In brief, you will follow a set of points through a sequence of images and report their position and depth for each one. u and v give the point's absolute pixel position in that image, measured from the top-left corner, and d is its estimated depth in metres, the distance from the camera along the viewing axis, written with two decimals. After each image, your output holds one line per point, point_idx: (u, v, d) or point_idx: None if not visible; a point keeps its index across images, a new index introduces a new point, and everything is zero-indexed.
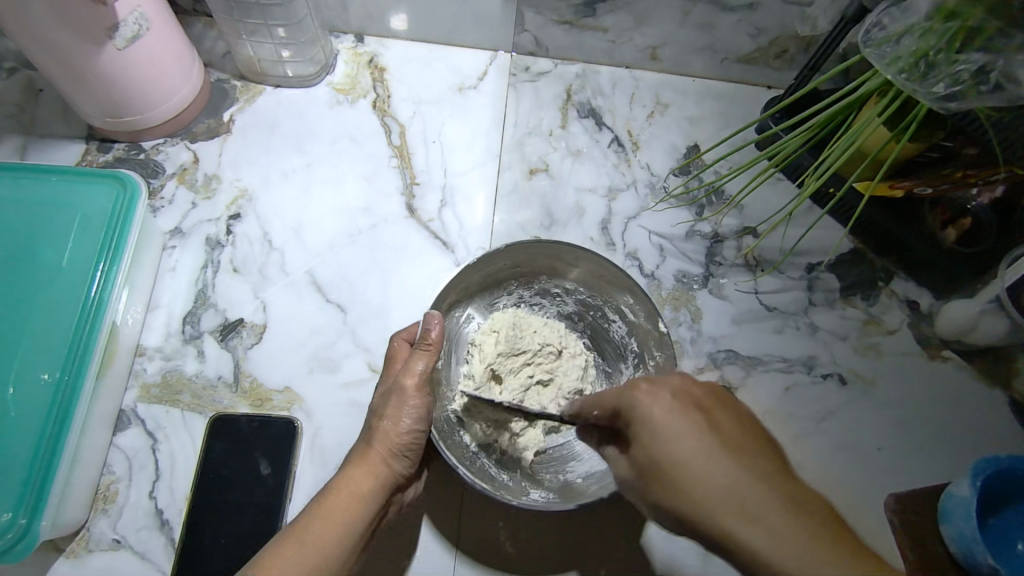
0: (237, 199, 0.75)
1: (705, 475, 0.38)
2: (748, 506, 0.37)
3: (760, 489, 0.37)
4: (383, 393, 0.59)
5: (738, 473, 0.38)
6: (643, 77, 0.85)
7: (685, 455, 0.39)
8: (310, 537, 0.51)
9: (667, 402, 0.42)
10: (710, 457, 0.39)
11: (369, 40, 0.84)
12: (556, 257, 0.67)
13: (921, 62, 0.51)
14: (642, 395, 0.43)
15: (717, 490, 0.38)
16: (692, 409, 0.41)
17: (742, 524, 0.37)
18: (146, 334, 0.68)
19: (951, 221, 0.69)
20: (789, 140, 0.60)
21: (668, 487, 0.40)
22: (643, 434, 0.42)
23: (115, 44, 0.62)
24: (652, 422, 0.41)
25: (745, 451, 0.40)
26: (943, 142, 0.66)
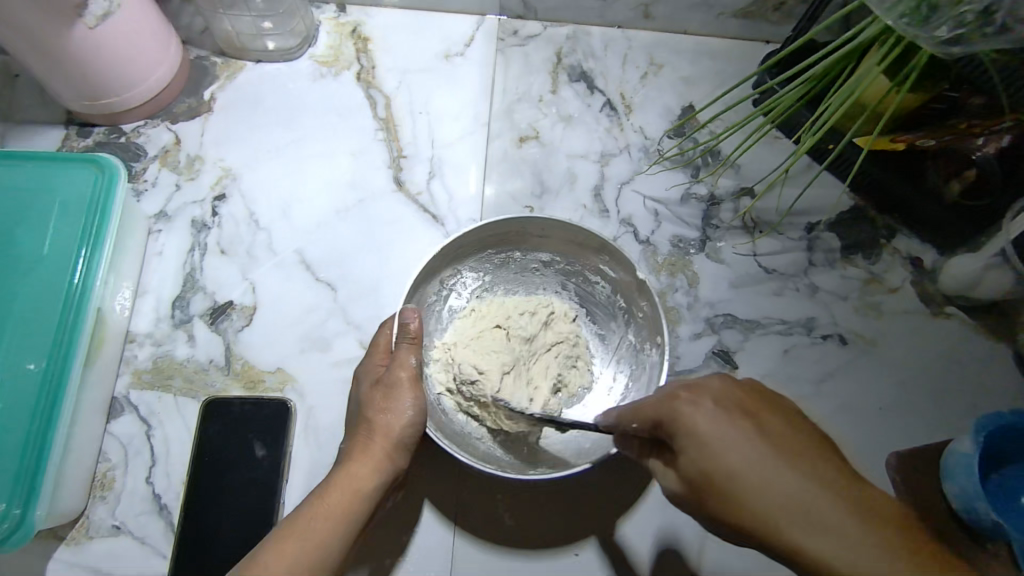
0: (221, 179, 0.73)
1: (756, 479, 0.39)
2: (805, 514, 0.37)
3: (832, 500, 0.37)
4: (371, 384, 0.58)
5: (804, 484, 0.38)
6: (635, 36, 0.82)
7: (738, 459, 0.39)
8: (306, 528, 0.50)
9: (710, 410, 0.42)
10: (771, 464, 0.39)
11: (351, 9, 0.81)
12: (522, 230, 0.65)
13: (923, 5, 0.48)
14: (685, 405, 0.43)
15: (770, 500, 0.38)
16: (738, 414, 0.41)
17: (804, 532, 0.37)
18: (135, 320, 0.67)
19: (956, 175, 0.66)
20: (786, 94, 0.58)
21: (721, 485, 0.40)
22: (687, 425, 0.42)
23: (84, 23, 0.60)
24: (694, 423, 0.42)
25: (798, 451, 0.39)
26: (948, 91, 0.63)
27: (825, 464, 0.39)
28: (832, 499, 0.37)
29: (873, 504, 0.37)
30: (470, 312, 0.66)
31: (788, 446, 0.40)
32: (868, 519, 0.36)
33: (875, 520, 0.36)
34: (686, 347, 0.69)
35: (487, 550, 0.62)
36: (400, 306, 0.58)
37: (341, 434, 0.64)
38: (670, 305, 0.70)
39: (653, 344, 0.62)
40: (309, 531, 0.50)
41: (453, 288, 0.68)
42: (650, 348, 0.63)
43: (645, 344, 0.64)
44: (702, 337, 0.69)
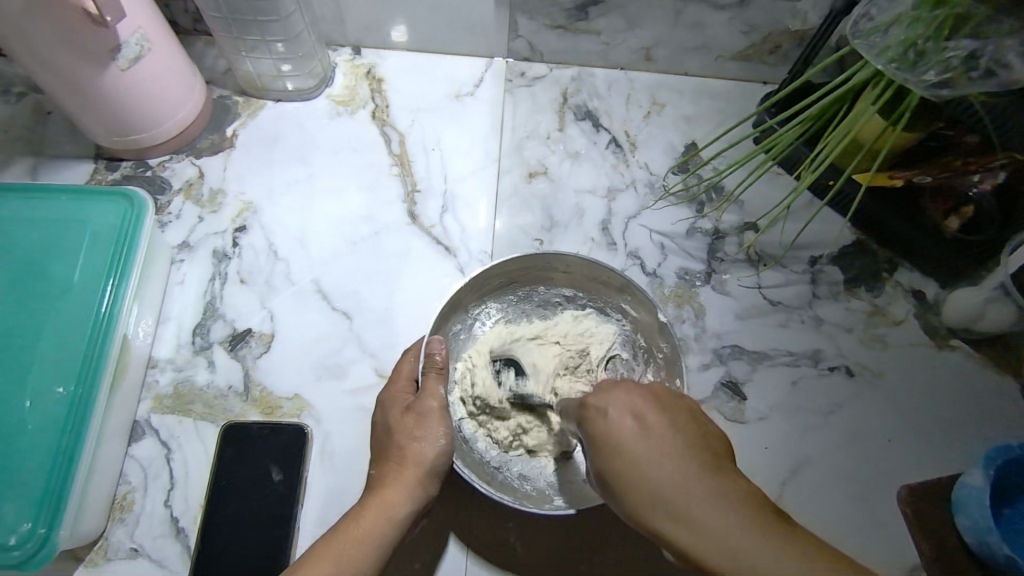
0: (242, 212, 0.76)
1: (639, 456, 0.41)
2: (681, 496, 0.39)
3: (698, 481, 0.39)
4: (401, 411, 0.59)
5: (679, 471, 0.40)
6: (639, 77, 0.85)
7: (617, 441, 0.43)
8: (338, 550, 0.52)
9: (620, 408, 0.45)
10: (651, 448, 0.41)
11: (366, 51, 0.85)
12: (549, 264, 0.67)
13: (911, 51, 0.51)
14: (592, 412, 0.46)
15: (631, 463, 0.41)
16: (629, 409, 0.44)
17: (695, 509, 0.38)
18: (156, 346, 0.69)
19: (953, 210, 0.68)
20: (786, 133, 0.61)
21: (611, 465, 0.43)
22: (597, 425, 0.45)
23: (118, 65, 0.64)
24: (601, 426, 0.44)
25: (679, 440, 0.41)
26: (943, 130, 0.66)
27: (702, 454, 0.41)
28: (710, 471, 0.39)
29: (746, 498, 0.38)
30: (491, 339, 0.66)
31: (673, 433, 0.42)
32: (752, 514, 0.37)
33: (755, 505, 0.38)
34: (694, 378, 0.70)
35: None
36: (426, 337, 0.60)
37: (354, 460, 0.65)
38: (678, 335, 0.71)
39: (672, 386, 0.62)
40: (335, 554, 0.52)
41: (478, 313, 0.69)
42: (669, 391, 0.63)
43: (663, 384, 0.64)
44: (710, 367, 0.70)
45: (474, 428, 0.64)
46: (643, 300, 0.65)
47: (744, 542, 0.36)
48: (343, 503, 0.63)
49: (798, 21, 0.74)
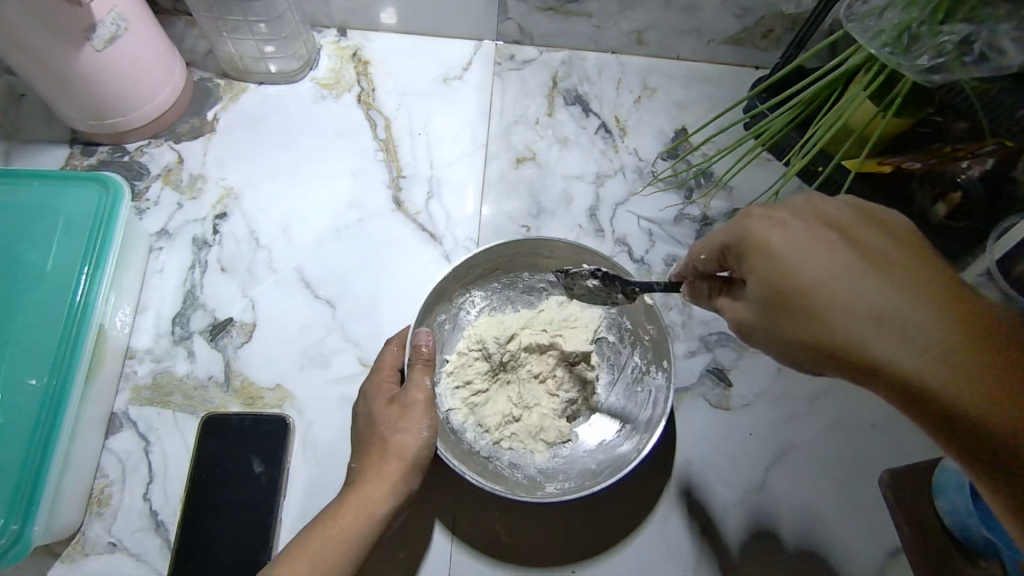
0: (223, 198, 0.74)
1: (836, 289, 0.37)
2: (907, 322, 0.35)
3: (922, 303, 0.36)
4: (386, 402, 0.58)
5: (904, 293, 0.36)
6: (629, 62, 0.84)
7: (809, 272, 0.38)
8: (316, 549, 0.51)
9: (792, 226, 0.39)
10: (853, 269, 0.37)
11: (352, 34, 0.83)
12: (533, 250, 0.67)
13: (904, 35, 0.50)
14: (762, 223, 0.40)
15: (826, 292, 0.37)
16: (821, 229, 0.39)
17: (907, 340, 0.35)
18: (135, 336, 0.68)
19: (941, 196, 0.67)
20: (774, 120, 0.62)
21: (788, 295, 0.38)
22: (757, 240, 0.40)
23: (93, 45, 0.62)
24: (775, 247, 0.39)
25: (875, 265, 0.37)
26: (933, 116, 0.65)
27: (922, 278, 0.37)
28: (926, 295, 0.36)
29: (979, 322, 0.35)
30: (475, 328, 0.66)
31: (869, 261, 0.37)
32: (981, 339, 0.35)
33: (975, 330, 0.35)
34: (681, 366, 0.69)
35: (483, 570, 0.61)
36: (412, 329, 0.60)
37: (338, 451, 0.64)
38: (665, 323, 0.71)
39: (660, 366, 0.63)
40: (307, 555, 0.50)
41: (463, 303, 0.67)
42: (657, 372, 0.63)
43: (651, 366, 0.64)
44: (697, 355, 0.70)
45: (462, 419, 0.63)
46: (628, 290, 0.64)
47: (976, 371, 0.34)
48: (325, 494, 0.63)
49: (791, 5, 0.73)
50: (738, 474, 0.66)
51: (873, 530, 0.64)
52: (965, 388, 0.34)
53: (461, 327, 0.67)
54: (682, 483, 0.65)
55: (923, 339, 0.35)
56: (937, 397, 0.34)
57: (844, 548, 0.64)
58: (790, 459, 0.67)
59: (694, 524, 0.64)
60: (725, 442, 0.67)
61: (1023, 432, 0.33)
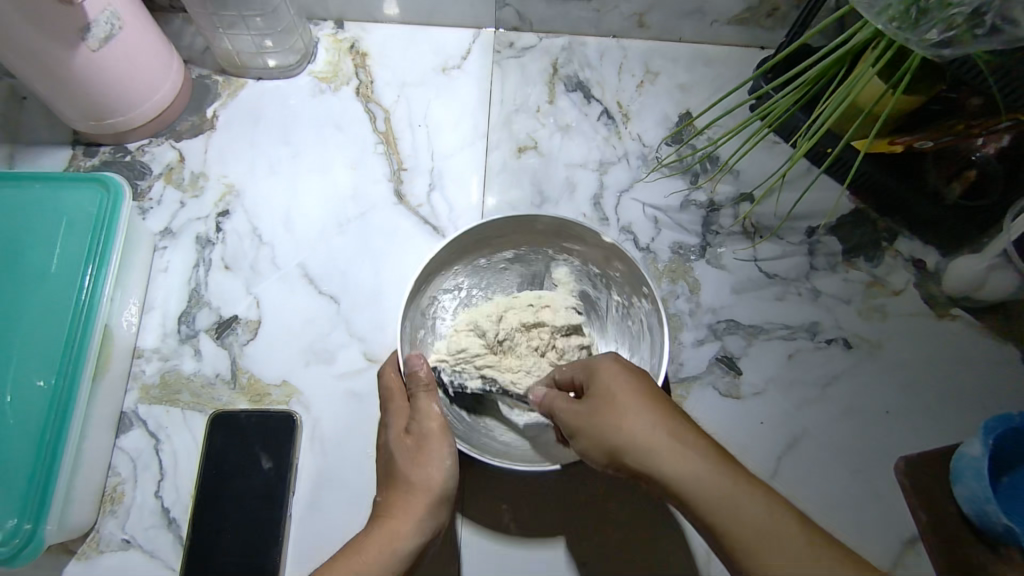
0: (224, 195, 0.74)
1: (640, 418, 0.46)
2: (655, 454, 0.44)
3: (677, 445, 0.44)
4: (401, 433, 0.59)
5: (676, 448, 0.44)
6: (631, 45, 0.82)
7: (626, 398, 0.47)
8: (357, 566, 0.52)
9: (620, 374, 0.49)
10: (638, 408, 0.46)
11: (349, 25, 0.82)
12: (528, 230, 0.65)
13: (913, 9, 0.48)
14: (605, 372, 0.50)
15: (636, 432, 0.45)
16: (638, 383, 0.49)
17: (672, 454, 0.44)
18: (141, 336, 0.68)
19: (956, 175, 0.66)
20: (779, 100, 0.58)
21: (605, 417, 0.47)
22: (598, 380, 0.50)
23: (88, 45, 0.61)
24: (609, 379, 0.49)
25: (669, 428, 0.45)
26: (946, 92, 0.63)
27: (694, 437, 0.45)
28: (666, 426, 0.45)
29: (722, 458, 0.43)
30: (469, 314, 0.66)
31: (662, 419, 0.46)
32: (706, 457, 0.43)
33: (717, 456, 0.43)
34: (689, 354, 0.69)
35: (494, 561, 0.61)
36: (406, 355, 0.59)
37: (345, 446, 0.64)
38: (672, 311, 0.70)
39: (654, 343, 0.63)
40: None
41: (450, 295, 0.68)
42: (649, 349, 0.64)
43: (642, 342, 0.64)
44: (705, 342, 0.69)
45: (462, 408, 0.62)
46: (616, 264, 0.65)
47: (730, 485, 0.42)
48: (334, 489, 0.63)
49: None
50: (748, 462, 0.65)
51: (886, 515, 0.64)
52: (731, 506, 0.41)
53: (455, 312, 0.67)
54: None
55: (685, 466, 0.43)
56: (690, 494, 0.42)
57: (857, 535, 0.63)
58: (800, 446, 0.66)
59: None
60: (735, 430, 0.66)
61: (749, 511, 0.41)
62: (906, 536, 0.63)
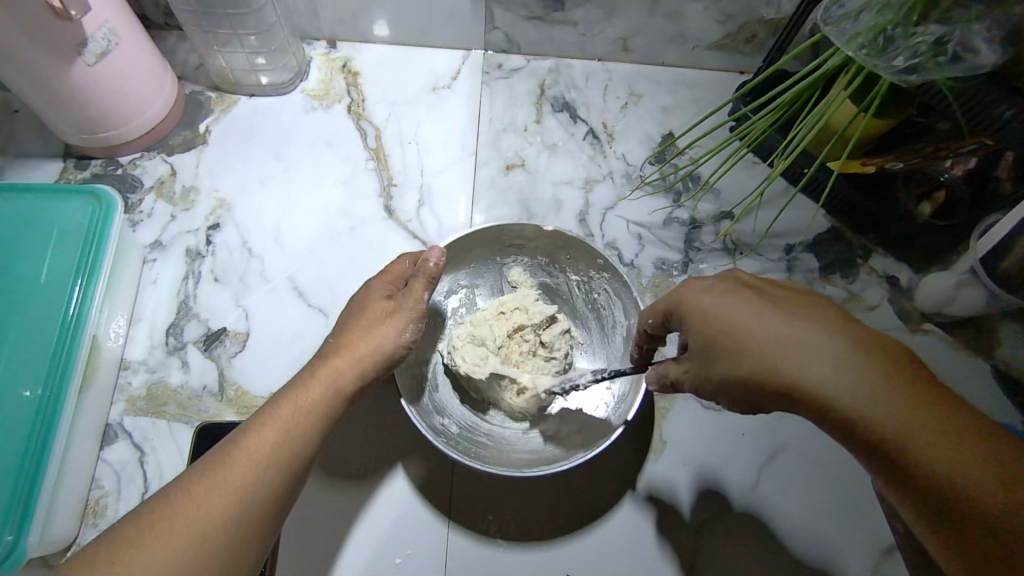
0: (215, 209, 0.75)
1: (770, 335, 0.44)
2: (796, 368, 0.42)
3: (819, 350, 0.42)
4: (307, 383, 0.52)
5: (817, 353, 0.42)
6: (616, 68, 0.85)
7: (756, 321, 0.44)
8: (243, 458, 0.46)
9: (720, 290, 0.47)
10: (767, 319, 0.44)
11: (342, 45, 0.85)
12: (502, 238, 0.68)
13: (880, 38, 0.51)
14: (695, 292, 0.48)
15: (766, 342, 0.44)
16: (752, 294, 0.46)
17: (814, 366, 0.42)
18: (129, 348, 0.68)
19: (927, 196, 0.68)
20: (757, 122, 0.61)
21: (728, 337, 0.45)
22: (694, 301, 0.48)
23: (85, 60, 0.62)
24: (708, 304, 0.47)
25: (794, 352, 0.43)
26: (916, 116, 0.66)
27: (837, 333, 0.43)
28: (798, 335, 0.43)
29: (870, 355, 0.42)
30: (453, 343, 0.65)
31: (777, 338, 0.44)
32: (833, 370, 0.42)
33: (878, 359, 0.41)
34: None
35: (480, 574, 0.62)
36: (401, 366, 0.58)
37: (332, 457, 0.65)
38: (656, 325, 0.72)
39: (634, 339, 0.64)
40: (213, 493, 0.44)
41: (437, 343, 0.68)
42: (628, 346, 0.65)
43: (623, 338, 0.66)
44: None
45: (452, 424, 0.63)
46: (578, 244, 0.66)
47: (878, 392, 0.40)
48: (321, 501, 0.63)
49: (771, 10, 0.74)
50: (730, 472, 0.66)
51: (865, 526, 0.65)
52: (906, 413, 0.40)
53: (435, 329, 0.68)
54: (674, 482, 0.65)
55: (827, 377, 0.41)
56: (840, 409, 0.41)
57: (836, 544, 0.64)
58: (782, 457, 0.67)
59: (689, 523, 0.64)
60: (717, 441, 0.67)
61: (899, 432, 0.40)
62: (884, 546, 0.64)
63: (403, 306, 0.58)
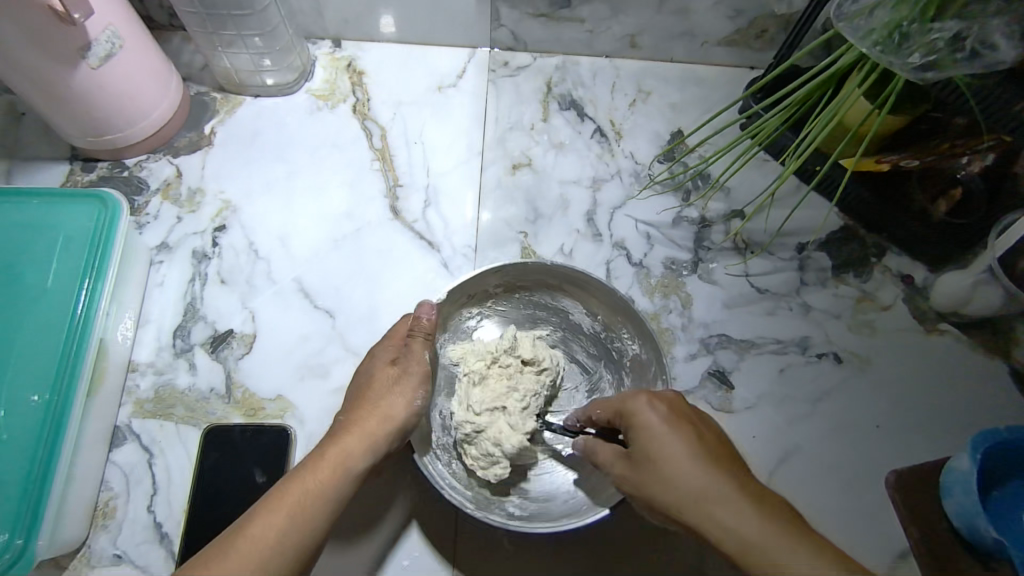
0: (221, 211, 0.75)
1: (682, 469, 0.46)
2: (705, 499, 0.44)
3: (724, 490, 0.44)
4: (387, 362, 0.60)
5: (717, 490, 0.44)
6: (623, 65, 0.84)
7: (668, 445, 0.47)
8: (332, 459, 0.52)
9: (659, 411, 0.49)
10: (687, 450, 0.47)
11: (346, 44, 0.84)
12: (468, 291, 0.66)
13: (895, 34, 0.50)
14: (641, 404, 0.50)
15: (684, 473, 0.46)
16: (682, 424, 0.49)
17: (713, 504, 0.44)
18: (136, 350, 0.68)
19: (941, 195, 0.67)
20: (768, 120, 0.60)
21: (652, 459, 0.48)
22: (637, 418, 0.50)
23: (89, 63, 0.62)
24: (645, 425, 0.49)
25: (684, 471, 0.46)
26: (932, 113, 0.66)
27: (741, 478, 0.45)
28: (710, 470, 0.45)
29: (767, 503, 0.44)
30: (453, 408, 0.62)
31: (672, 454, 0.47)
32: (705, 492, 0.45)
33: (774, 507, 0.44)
34: (682, 369, 0.69)
35: None
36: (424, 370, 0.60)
37: None
38: (665, 326, 0.71)
39: (621, 319, 0.66)
40: None
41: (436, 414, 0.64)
42: (619, 327, 0.67)
43: (610, 325, 0.68)
44: (697, 357, 0.70)
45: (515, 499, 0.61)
46: (483, 274, 0.65)
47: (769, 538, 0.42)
48: None
49: (782, 5, 0.73)
50: None
51: (878, 531, 0.64)
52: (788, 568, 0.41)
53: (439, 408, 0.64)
54: None
55: (726, 514, 0.43)
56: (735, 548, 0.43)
57: (849, 547, 0.63)
58: (792, 461, 0.66)
59: None
60: None
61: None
62: (898, 551, 0.63)
63: (408, 369, 0.59)
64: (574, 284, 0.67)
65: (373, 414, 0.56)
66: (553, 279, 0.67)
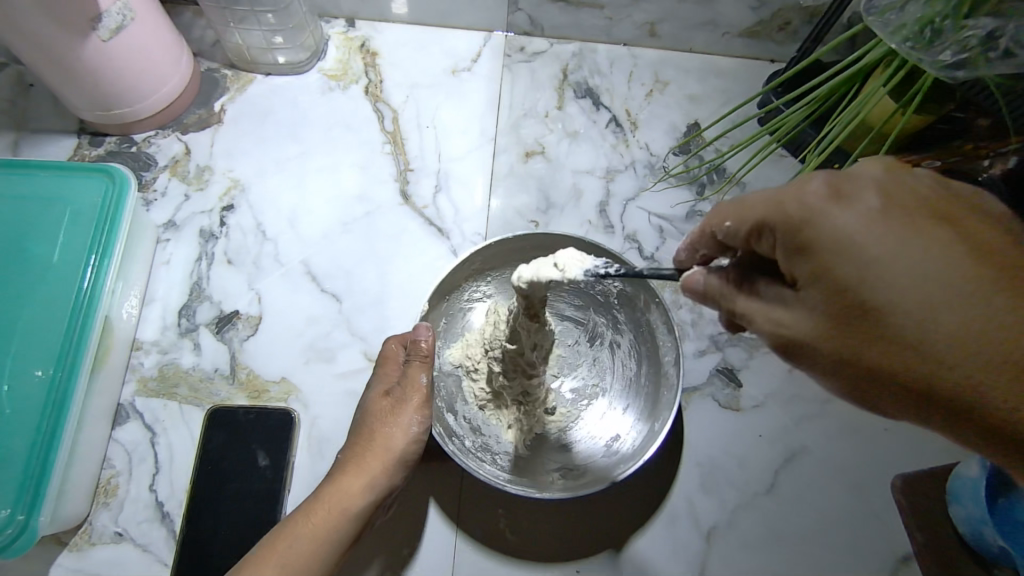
0: (229, 190, 0.74)
1: (895, 284, 0.33)
2: (938, 315, 0.32)
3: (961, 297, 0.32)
4: (381, 394, 0.59)
5: (956, 307, 0.32)
6: (641, 54, 0.82)
7: (876, 254, 0.33)
8: (327, 504, 0.53)
9: (854, 215, 0.34)
10: (902, 258, 0.33)
11: (360, 24, 0.82)
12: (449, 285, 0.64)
13: (927, 29, 0.48)
14: (830, 206, 0.35)
15: (899, 290, 0.33)
16: (891, 221, 0.34)
17: (942, 321, 0.32)
18: (141, 327, 0.67)
19: None
20: (790, 115, 0.59)
21: (852, 278, 0.34)
22: (823, 223, 0.35)
23: (99, 36, 0.61)
24: (836, 228, 0.34)
25: (917, 267, 0.33)
26: (955, 113, 0.64)
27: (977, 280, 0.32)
28: (936, 278, 0.32)
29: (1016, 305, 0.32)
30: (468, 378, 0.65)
31: (949, 287, 0.32)
32: (997, 334, 0.32)
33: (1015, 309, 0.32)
34: (691, 364, 0.68)
35: (487, 567, 0.61)
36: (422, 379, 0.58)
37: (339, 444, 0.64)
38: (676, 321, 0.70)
39: None
40: None
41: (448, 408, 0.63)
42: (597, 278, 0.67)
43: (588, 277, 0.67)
44: (706, 353, 0.69)
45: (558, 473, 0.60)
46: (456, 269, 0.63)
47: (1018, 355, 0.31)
48: None
49: None
50: (745, 475, 0.65)
51: (881, 534, 0.64)
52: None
53: (450, 399, 0.64)
54: (688, 481, 0.64)
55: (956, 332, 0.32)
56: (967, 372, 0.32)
57: (851, 549, 0.63)
58: (800, 461, 0.65)
59: (701, 525, 0.63)
60: (735, 442, 0.66)
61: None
62: (901, 554, 0.63)
63: (403, 400, 0.57)
64: (537, 247, 0.65)
65: (376, 452, 0.56)
66: (520, 249, 0.66)
